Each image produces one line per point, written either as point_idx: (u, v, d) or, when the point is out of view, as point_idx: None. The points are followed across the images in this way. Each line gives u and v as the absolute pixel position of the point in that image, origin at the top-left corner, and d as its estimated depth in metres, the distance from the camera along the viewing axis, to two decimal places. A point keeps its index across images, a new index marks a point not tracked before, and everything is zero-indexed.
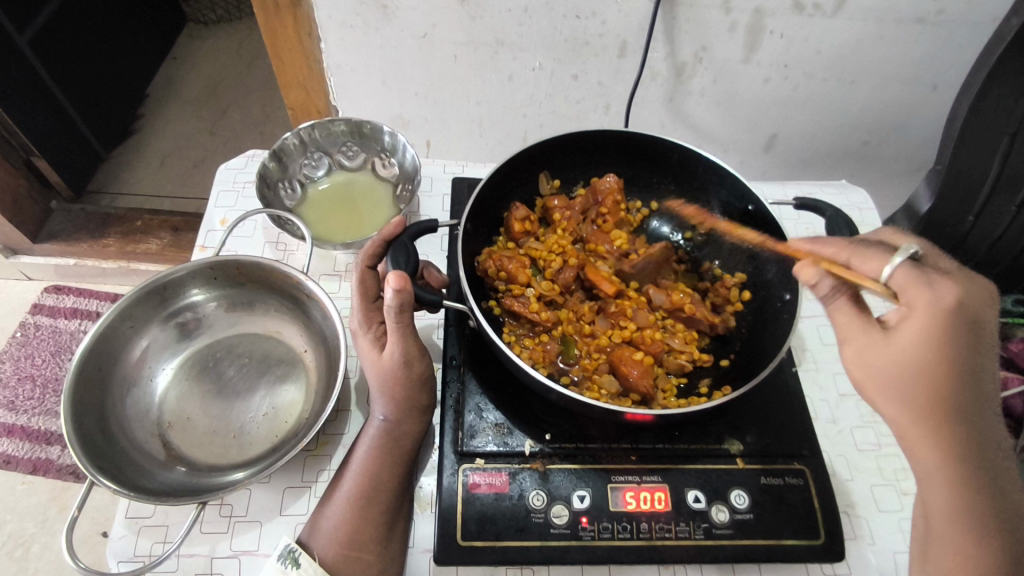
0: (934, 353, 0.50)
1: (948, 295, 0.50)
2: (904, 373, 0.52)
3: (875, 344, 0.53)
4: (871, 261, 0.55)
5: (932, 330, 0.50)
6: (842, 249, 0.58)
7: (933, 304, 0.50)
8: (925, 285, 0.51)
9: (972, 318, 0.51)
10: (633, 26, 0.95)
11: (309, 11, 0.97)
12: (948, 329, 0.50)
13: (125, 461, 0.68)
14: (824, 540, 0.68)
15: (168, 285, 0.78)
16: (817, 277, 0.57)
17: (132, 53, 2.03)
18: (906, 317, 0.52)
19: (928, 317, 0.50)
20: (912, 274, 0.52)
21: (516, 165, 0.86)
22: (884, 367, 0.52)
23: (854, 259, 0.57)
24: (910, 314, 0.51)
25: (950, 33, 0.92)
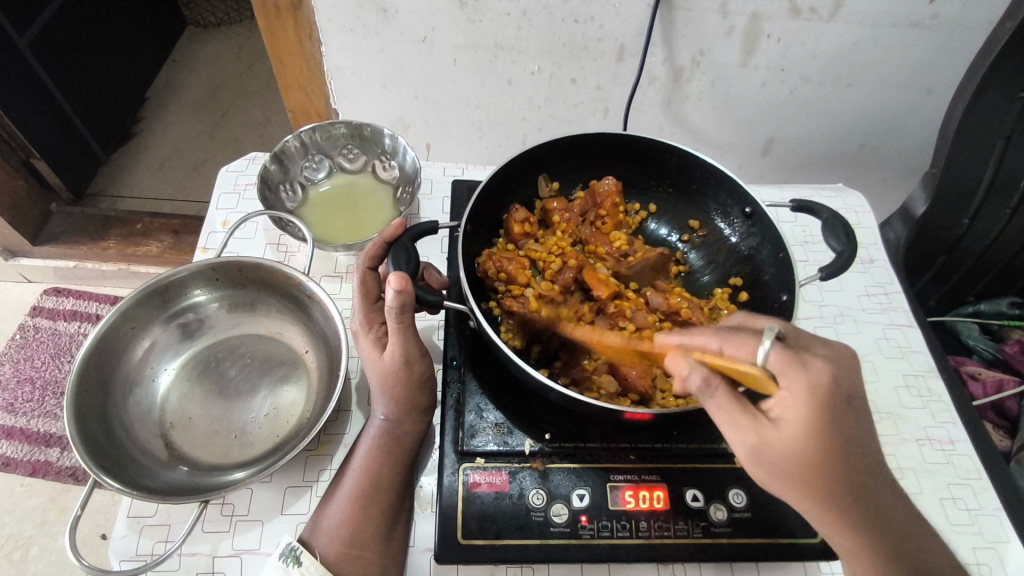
0: (818, 437, 0.51)
1: (820, 376, 0.51)
2: (798, 463, 0.52)
3: (766, 435, 0.52)
4: (740, 345, 0.54)
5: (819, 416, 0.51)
6: (712, 338, 0.56)
7: (814, 387, 0.51)
8: (800, 369, 0.51)
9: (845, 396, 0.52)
10: (631, 30, 0.96)
11: (310, 15, 0.98)
12: (825, 413, 0.51)
13: (127, 460, 0.68)
14: (822, 539, 0.68)
15: (170, 286, 0.79)
16: (689, 369, 0.53)
17: (132, 56, 2.04)
18: (788, 407, 0.52)
19: (807, 403, 0.51)
20: (786, 358, 0.51)
21: (515, 169, 0.87)
22: (781, 456, 0.52)
23: (724, 345, 0.55)
24: (790, 403, 0.51)
25: (945, 37, 0.93)
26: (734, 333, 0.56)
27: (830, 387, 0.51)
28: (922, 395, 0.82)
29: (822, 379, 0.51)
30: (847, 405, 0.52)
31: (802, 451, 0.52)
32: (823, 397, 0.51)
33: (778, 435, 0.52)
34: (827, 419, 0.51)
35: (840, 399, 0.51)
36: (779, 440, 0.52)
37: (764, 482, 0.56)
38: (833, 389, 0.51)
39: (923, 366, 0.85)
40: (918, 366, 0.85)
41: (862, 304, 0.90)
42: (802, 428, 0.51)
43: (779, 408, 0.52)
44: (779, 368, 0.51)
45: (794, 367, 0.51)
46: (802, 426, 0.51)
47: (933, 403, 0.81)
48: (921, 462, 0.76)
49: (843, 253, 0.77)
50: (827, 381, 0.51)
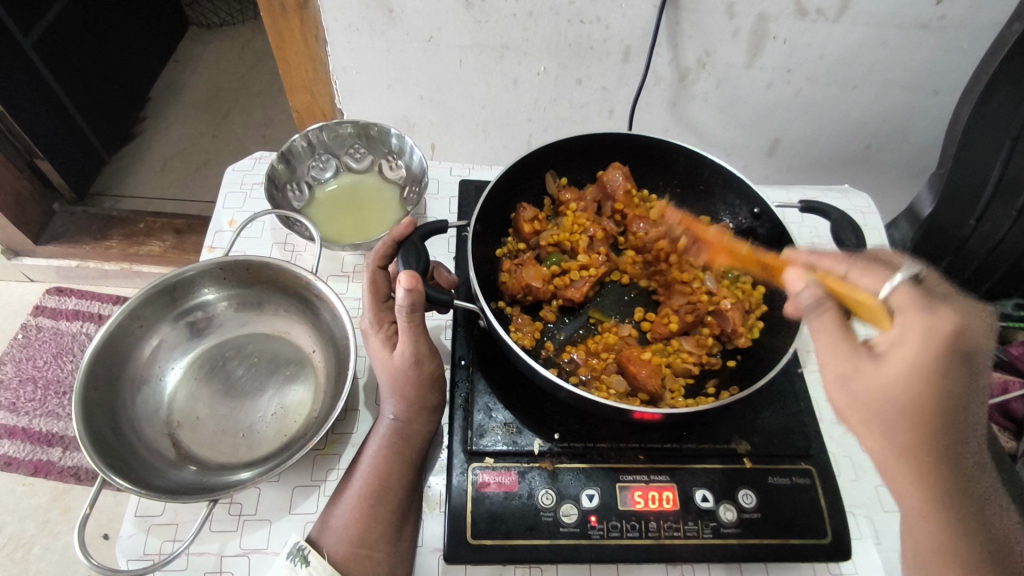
0: (926, 383, 0.49)
1: (943, 322, 0.50)
2: (898, 405, 0.50)
3: (863, 368, 0.52)
4: (867, 278, 0.58)
5: (928, 361, 0.49)
6: (841, 265, 0.60)
7: (930, 330, 0.50)
8: (921, 309, 0.51)
9: (966, 351, 0.50)
10: (637, 30, 0.96)
11: (316, 15, 0.98)
12: (937, 358, 0.49)
13: (135, 459, 0.68)
14: (831, 540, 0.68)
15: (178, 285, 0.79)
16: (802, 287, 0.59)
17: (135, 56, 2.04)
18: (899, 343, 0.51)
19: (923, 342, 0.49)
20: (909, 297, 0.53)
21: (524, 168, 0.87)
22: (874, 396, 0.51)
23: (851, 275, 0.59)
24: (905, 340, 0.51)
25: (951, 39, 0.93)
26: (866, 270, 0.58)
27: (952, 329, 0.50)
28: None
29: (944, 326, 0.50)
30: (966, 357, 0.49)
31: (896, 395, 0.50)
32: (942, 342, 0.49)
33: (874, 370, 0.51)
34: (936, 360, 0.49)
35: (961, 349, 0.49)
36: (873, 376, 0.51)
37: (856, 433, 0.53)
38: (956, 333, 0.50)
39: None
40: None
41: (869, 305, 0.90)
42: (904, 369, 0.50)
43: (891, 341, 0.52)
44: (903, 300, 0.53)
45: (916, 305, 0.52)
46: (907, 363, 0.50)
47: None
48: None
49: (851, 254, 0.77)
50: (949, 328, 0.50)
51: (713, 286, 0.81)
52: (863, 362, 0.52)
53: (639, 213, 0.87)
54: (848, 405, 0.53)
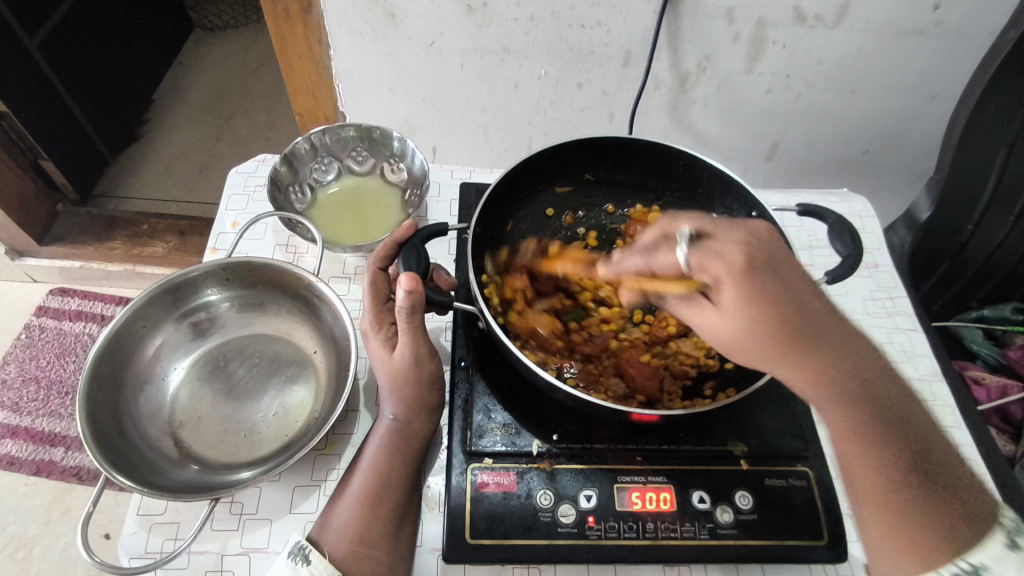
0: (757, 310, 0.54)
1: (733, 255, 0.55)
2: (748, 336, 0.55)
3: (710, 318, 0.57)
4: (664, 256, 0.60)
5: (749, 288, 0.54)
6: (641, 263, 0.63)
7: (731, 266, 0.55)
8: (713, 258, 0.55)
9: (757, 257, 0.55)
10: (637, 36, 0.97)
11: (319, 20, 0.99)
12: (749, 285, 0.54)
13: (138, 458, 0.69)
14: (828, 541, 0.69)
15: (182, 286, 0.80)
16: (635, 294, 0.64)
17: (139, 59, 2.06)
18: (719, 289, 0.56)
19: (735, 285, 0.54)
20: (699, 252, 0.56)
21: (523, 173, 0.88)
22: (728, 335, 0.56)
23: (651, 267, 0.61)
24: (722, 285, 0.55)
25: (949, 45, 0.94)
26: (658, 251, 0.61)
27: (745, 253, 0.55)
28: (927, 400, 0.82)
29: (739, 259, 0.55)
30: (765, 268, 0.55)
31: (742, 327, 0.55)
32: (740, 271, 0.54)
33: (716, 316, 0.56)
34: (750, 288, 0.54)
35: (760, 263, 0.55)
36: (716, 320, 0.56)
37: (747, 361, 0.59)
38: (754, 251, 0.56)
39: (929, 372, 0.85)
40: (923, 371, 0.85)
41: (867, 309, 0.91)
42: (735, 305, 0.54)
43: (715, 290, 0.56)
44: (694, 259, 0.56)
45: (704, 257, 0.56)
46: (734, 301, 0.55)
47: (938, 407, 0.81)
48: None
49: (849, 258, 0.77)
50: (739, 258, 0.55)
51: None
52: (705, 311, 0.57)
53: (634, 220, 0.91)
54: (725, 349, 0.58)
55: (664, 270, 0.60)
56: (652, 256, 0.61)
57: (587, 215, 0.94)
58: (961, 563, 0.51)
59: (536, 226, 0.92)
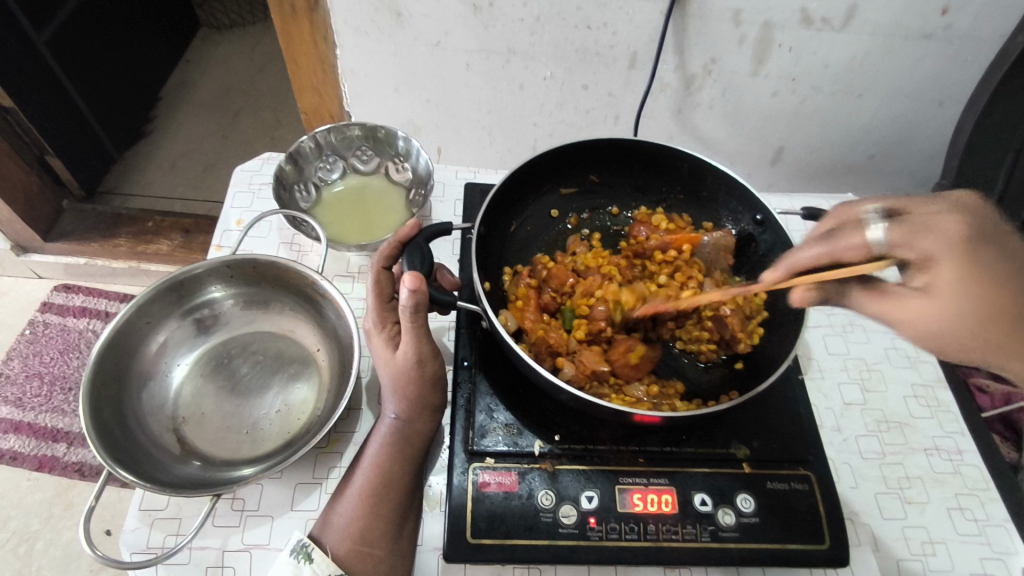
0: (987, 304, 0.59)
1: (946, 229, 0.60)
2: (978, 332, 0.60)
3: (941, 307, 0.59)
4: (849, 243, 0.65)
5: (960, 267, 0.59)
6: (823, 249, 0.66)
7: (940, 240, 0.59)
8: (925, 231, 0.60)
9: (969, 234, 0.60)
10: (644, 37, 0.97)
11: (326, 18, 0.99)
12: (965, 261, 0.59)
13: (140, 454, 0.69)
14: (829, 545, 0.68)
15: (185, 283, 0.80)
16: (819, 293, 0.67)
17: (145, 56, 2.06)
18: (931, 268, 0.60)
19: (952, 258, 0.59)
20: (905, 229, 0.61)
21: (527, 173, 0.88)
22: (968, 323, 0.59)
23: (836, 252, 0.65)
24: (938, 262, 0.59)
25: (956, 49, 0.94)
26: (840, 236, 0.66)
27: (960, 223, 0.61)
28: (930, 405, 0.82)
29: (948, 232, 0.60)
30: (982, 237, 0.60)
31: (952, 313, 0.59)
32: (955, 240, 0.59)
33: (929, 304, 0.59)
34: (962, 259, 0.59)
35: (974, 236, 0.60)
36: (926, 309, 0.59)
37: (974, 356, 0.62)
38: (966, 229, 0.60)
39: (932, 377, 0.84)
40: (926, 375, 0.84)
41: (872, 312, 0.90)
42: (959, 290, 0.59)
43: (926, 275, 0.60)
44: (899, 236, 0.61)
45: (912, 235, 0.60)
46: (951, 280, 0.59)
47: (941, 413, 0.81)
48: (929, 471, 0.76)
49: None
50: (956, 231, 0.60)
51: (711, 291, 0.82)
52: (910, 300, 0.61)
53: (640, 221, 0.90)
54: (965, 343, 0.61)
55: (852, 252, 0.64)
56: (836, 241, 0.65)
57: (591, 217, 0.94)
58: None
59: (541, 227, 0.92)
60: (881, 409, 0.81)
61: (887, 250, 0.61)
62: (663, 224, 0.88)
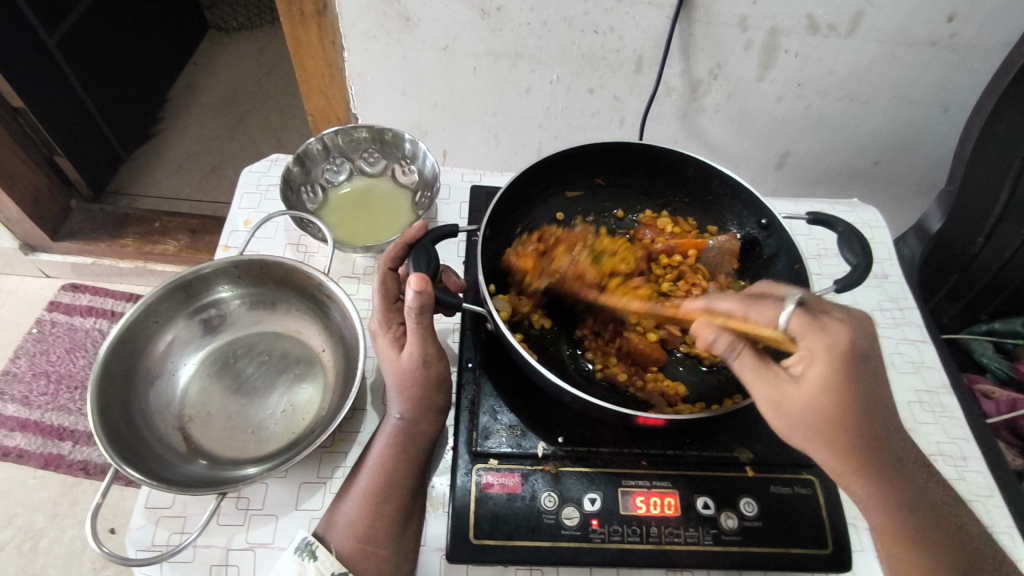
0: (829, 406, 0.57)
1: (839, 335, 0.56)
2: (817, 416, 0.57)
3: (785, 391, 0.59)
4: (766, 312, 0.59)
5: (831, 368, 0.56)
6: (739, 303, 0.62)
7: (832, 344, 0.56)
8: (820, 330, 0.56)
9: (864, 351, 0.57)
10: (650, 42, 0.97)
11: (334, 21, 1.00)
12: (842, 369, 0.56)
13: (147, 452, 0.70)
14: (832, 550, 0.69)
15: (193, 283, 0.81)
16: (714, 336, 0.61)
17: (154, 58, 2.08)
18: (810, 362, 0.57)
19: (826, 359, 0.56)
20: (806, 319, 0.57)
21: (534, 175, 0.89)
22: (804, 415, 0.58)
23: (751, 313, 0.60)
24: (813, 358, 0.57)
25: (963, 56, 0.94)
26: (760, 301, 0.60)
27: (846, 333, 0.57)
28: (934, 410, 0.82)
29: (842, 341, 0.56)
30: (866, 360, 0.57)
31: (815, 410, 0.57)
32: (839, 351, 0.56)
33: (797, 392, 0.58)
34: (841, 372, 0.56)
35: (859, 357, 0.56)
36: (796, 397, 0.58)
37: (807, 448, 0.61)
38: (849, 347, 0.56)
39: (936, 383, 0.84)
40: (931, 381, 0.84)
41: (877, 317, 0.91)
42: (820, 386, 0.57)
43: (803, 365, 0.58)
44: (799, 326, 0.57)
45: (808, 328, 0.57)
46: (822, 377, 0.56)
47: (945, 419, 0.81)
48: None
49: (858, 266, 0.78)
50: (847, 340, 0.56)
51: None
52: (784, 385, 0.59)
53: (647, 223, 0.91)
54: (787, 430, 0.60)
55: (761, 318, 0.59)
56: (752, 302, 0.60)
57: (596, 220, 0.94)
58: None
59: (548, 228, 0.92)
60: None
61: (790, 336, 0.58)
62: (669, 228, 0.90)
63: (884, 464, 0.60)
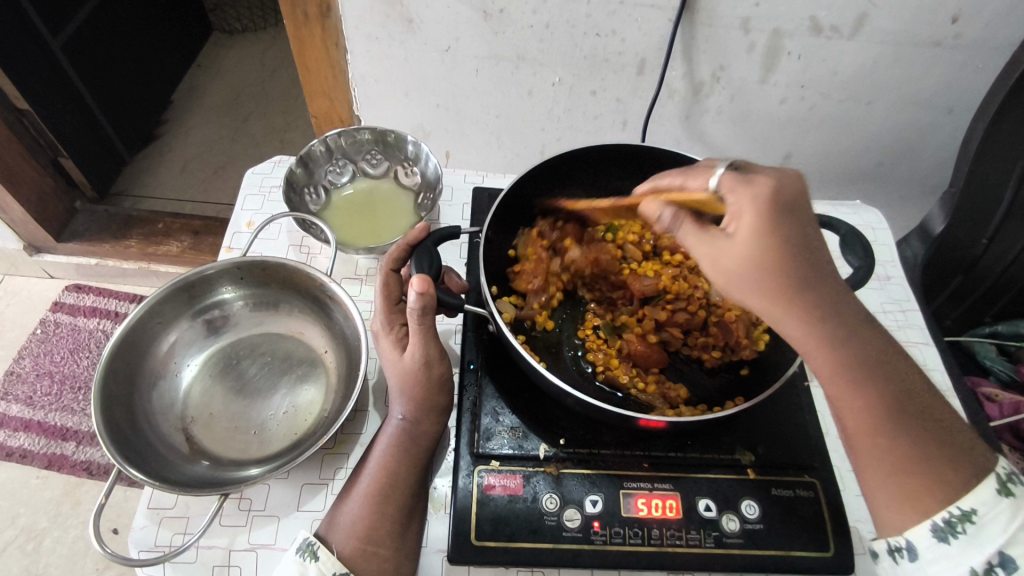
0: (762, 249, 0.54)
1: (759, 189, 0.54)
2: (747, 262, 0.54)
3: (718, 250, 0.56)
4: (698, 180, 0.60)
5: (762, 222, 0.53)
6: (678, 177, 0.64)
7: (758, 195, 0.54)
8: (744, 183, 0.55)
9: (794, 203, 0.55)
10: (653, 44, 0.97)
11: (338, 24, 1.01)
12: (768, 215, 0.53)
13: (149, 452, 0.70)
14: (834, 553, 0.68)
15: (196, 284, 0.81)
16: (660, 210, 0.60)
17: (158, 60, 2.09)
18: (738, 217, 0.55)
19: (756, 206, 0.53)
20: (735, 177, 0.56)
21: (537, 177, 0.89)
22: (731, 264, 0.55)
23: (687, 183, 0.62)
24: (741, 212, 0.54)
25: (965, 58, 0.94)
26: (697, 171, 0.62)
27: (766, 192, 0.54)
28: None
29: (763, 195, 0.53)
30: (797, 208, 0.55)
31: (743, 258, 0.55)
32: (766, 204, 0.53)
33: (733, 246, 0.55)
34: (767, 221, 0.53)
35: (787, 203, 0.54)
36: (733, 251, 0.55)
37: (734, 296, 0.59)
38: (777, 196, 0.54)
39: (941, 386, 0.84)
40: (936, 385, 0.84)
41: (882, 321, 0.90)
42: (750, 234, 0.54)
43: (733, 222, 0.55)
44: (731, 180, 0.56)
45: (740, 182, 0.55)
46: (749, 227, 0.54)
47: None
48: None
49: (861, 268, 0.77)
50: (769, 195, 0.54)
51: (717, 298, 0.81)
52: (717, 241, 0.56)
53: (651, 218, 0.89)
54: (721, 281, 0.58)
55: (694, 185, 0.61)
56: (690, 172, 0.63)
57: None
58: (952, 510, 0.55)
59: None
60: None
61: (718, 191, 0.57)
62: None
63: (825, 302, 0.55)
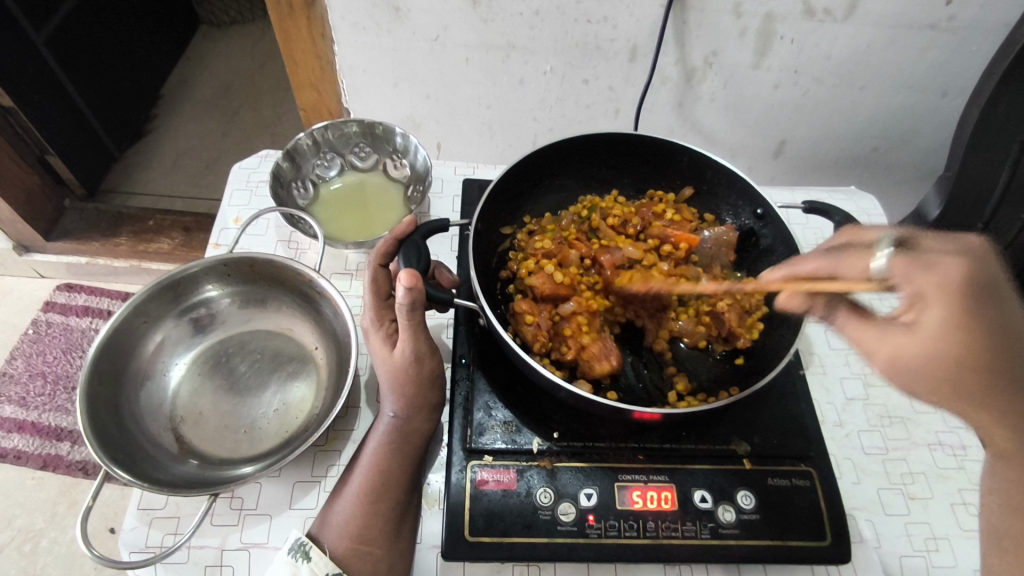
0: (942, 355, 0.56)
1: (950, 271, 0.56)
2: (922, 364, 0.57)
3: (897, 343, 0.58)
4: (854, 266, 0.62)
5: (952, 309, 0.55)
6: (823, 263, 0.64)
7: (943, 283, 0.56)
8: (925, 269, 0.57)
9: (978, 284, 0.56)
10: (644, 30, 0.96)
11: (323, 14, 0.99)
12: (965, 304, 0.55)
13: (139, 454, 0.69)
14: (831, 541, 0.68)
15: (182, 282, 0.80)
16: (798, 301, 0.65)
17: (145, 54, 2.06)
18: (919, 309, 0.57)
19: (942, 302, 0.56)
20: (909, 258, 0.58)
21: (525, 168, 0.87)
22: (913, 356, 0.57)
23: (838, 269, 0.63)
24: (929, 303, 0.57)
25: (961, 39, 0.93)
26: (846, 255, 0.64)
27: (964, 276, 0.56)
28: None
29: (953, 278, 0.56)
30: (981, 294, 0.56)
31: (940, 349, 0.56)
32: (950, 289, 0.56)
33: (910, 339, 0.57)
34: (960, 309, 0.55)
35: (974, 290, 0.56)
36: (905, 344, 0.58)
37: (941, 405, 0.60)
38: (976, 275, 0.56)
39: None
40: None
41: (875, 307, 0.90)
42: (936, 327, 0.56)
43: (913, 310, 0.58)
44: (901, 269, 0.58)
45: (917, 268, 0.57)
46: (936, 322, 0.56)
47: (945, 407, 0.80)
48: (932, 467, 0.75)
49: None
50: (959, 275, 0.56)
51: (708, 287, 0.81)
52: (895, 333, 0.59)
53: (642, 208, 0.88)
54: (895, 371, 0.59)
55: (850, 273, 0.62)
56: (838, 258, 0.64)
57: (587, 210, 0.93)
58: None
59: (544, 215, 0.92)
60: (884, 404, 0.80)
61: (886, 278, 0.58)
62: (666, 214, 0.86)
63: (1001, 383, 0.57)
